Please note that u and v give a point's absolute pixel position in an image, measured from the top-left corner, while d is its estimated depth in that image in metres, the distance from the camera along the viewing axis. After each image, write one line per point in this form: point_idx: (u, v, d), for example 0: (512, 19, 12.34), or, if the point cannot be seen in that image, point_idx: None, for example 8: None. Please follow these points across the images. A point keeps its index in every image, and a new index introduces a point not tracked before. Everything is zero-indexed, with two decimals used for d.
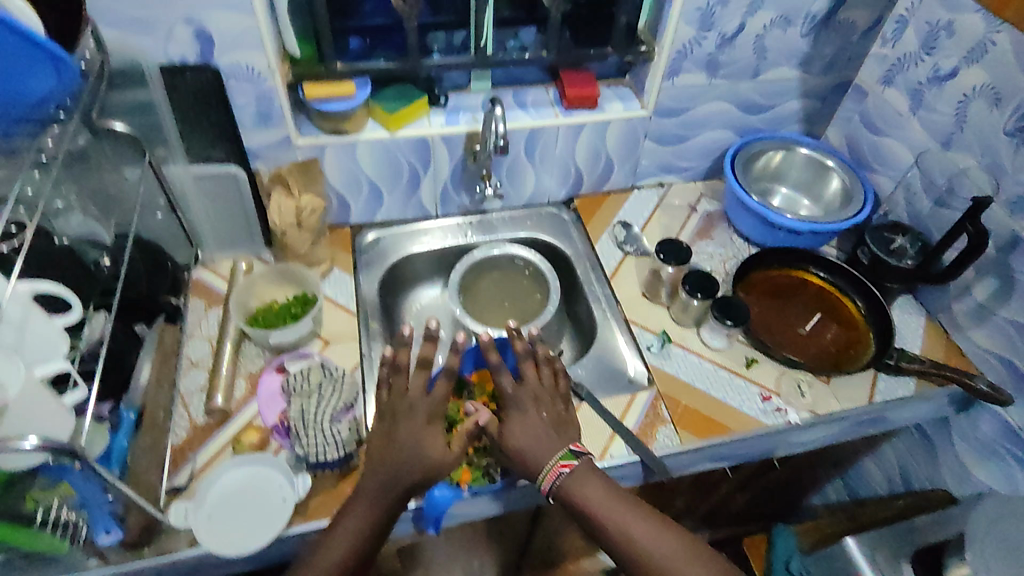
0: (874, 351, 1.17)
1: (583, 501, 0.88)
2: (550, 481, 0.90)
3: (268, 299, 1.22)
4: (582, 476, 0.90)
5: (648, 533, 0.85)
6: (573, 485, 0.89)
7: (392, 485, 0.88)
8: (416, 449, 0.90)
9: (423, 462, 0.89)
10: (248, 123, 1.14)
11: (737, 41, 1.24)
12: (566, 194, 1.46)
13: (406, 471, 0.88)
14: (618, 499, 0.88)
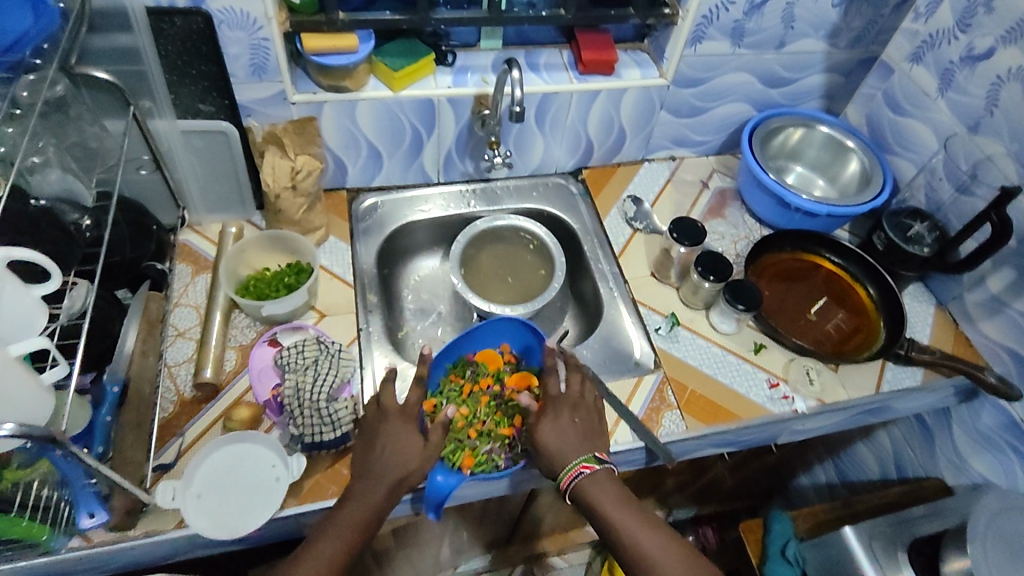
0: (885, 338, 1.13)
1: (597, 507, 0.89)
2: (568, 480, 0.90)
3: (260, 267, 1.16)
4: (597, 483, 0.90)
5: (656, 544, 0.87)
6: (589, 490, 0.90)
7: (376, 476, 0.87)
8: (390, 445, 0.90)
9: (401, 457, 0.89)
10: (242, 76, 1.04)
11: (766, 8, 1.16)
12: (574, 164, 1.39)
13: (389, 463, 0.88)
14: (631, 509, 0.89)
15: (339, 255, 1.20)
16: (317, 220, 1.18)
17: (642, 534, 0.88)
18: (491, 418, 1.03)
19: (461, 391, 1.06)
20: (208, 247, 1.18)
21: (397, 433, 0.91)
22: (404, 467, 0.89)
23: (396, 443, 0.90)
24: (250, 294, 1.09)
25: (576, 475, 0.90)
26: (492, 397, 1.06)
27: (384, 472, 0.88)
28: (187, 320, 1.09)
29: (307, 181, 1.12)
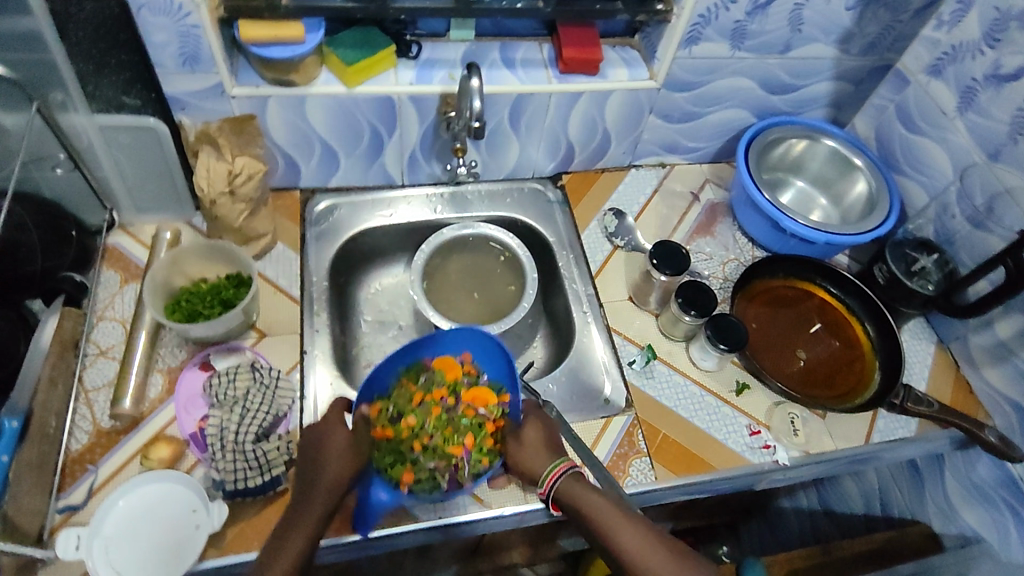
0: (878, 386, 1.04)
1: (586, 514, 0.79)
2: (547, 486, 0.82)
3: (197, 278, 1.05)
4: (584, 487, 0.81)
5: (656, 555, 0.75)
6: (575, 494, 0.81)
7: (313, 486, 0.80)
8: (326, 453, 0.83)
9: (342, 464, 0.82)
10: (172, 66, 0.92)
11: (772, 8, 1.03)
12: (554, 169, 1.27)
13: (327, 470, 0.81)
14: (625, 513, 0.79)
15: (286, 263, 1.09)
16: (262, 227, 1.07)
17: (638, 543, 0.76)
18: (440, 434, 0.91)
19: (412, 399, 0.94)
20: (140, 252, 1.07)
21: (336, 436, 0.84)
22: (343, 473, 0.81)
23: (331, 448, 0.83)
24: (178, 313, 0.99)
25: (556, 478, 0.82)
26: (444, 411, 0.93)
27: (323, 479, 0.80)
28: (111, 336, 0.98)
29: (247, 185, 1.00)
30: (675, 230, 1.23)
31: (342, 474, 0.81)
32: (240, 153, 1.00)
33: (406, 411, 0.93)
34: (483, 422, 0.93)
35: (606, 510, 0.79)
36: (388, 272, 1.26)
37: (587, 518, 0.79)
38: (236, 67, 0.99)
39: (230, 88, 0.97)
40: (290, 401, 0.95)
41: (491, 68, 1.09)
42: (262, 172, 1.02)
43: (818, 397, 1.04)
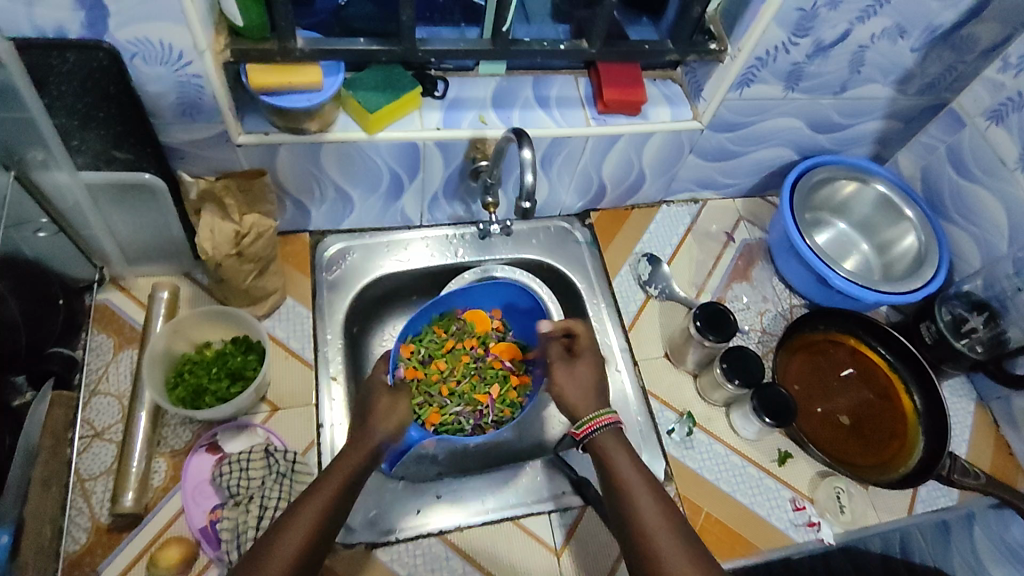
0: (919, 457, 0.99)
1: (612, 470, 0.79)
2: (584, 431, 0.83)
3: (200, 342, 0.96)
4: (620, 449, 0.81)
5: (667, 527, 0.73)
6: (608, 449, 0.81)
7: (366, 432, 0.84)
8: (377, 406, 0.88)
9: (398, 412, 0.88)
10: (168, 116, 0.80)
11: (834, 51, 0.94)
12: (582, 206, 1.19)
13: (379, 418, 0.86)
14: (651, 482, 0.78)
15: (298, 322, 1.01)
16: (271, 283, 0.97)
17: (653, 509, 0.75)
18: (468, 378, 1.07)
19: (443, 347, 1.08)
20: (134, 311, 0.97)
21: (385, 394, 0.90)
22: (398, 421, 0.88)
23: (381, 404, 0.89)
24: (182, 391, 0.89)
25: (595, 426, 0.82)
26: (470, 357, 1.09)
27: (376, 428, 0.85)
28: (108, 413, 0.89)
29: (255, 244, 0.89)
30: (710, 276, 1.16)
31: (396, 420, 0.87)
32: (248, 210, 0.89)
33: (438, 356, 1.07)
34: (508, 374, 1.08)
35: (632, 474, 0.78)
36: (405, 314, 1.16)
37: (613, 474, 0.79)
38: (243, 111, 0.87)
39: (236, 135, 0.86)
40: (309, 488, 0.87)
41: (524, 107, 0.98)
42: (272, 228, 0.90)
43: (856, 468, 1.00)
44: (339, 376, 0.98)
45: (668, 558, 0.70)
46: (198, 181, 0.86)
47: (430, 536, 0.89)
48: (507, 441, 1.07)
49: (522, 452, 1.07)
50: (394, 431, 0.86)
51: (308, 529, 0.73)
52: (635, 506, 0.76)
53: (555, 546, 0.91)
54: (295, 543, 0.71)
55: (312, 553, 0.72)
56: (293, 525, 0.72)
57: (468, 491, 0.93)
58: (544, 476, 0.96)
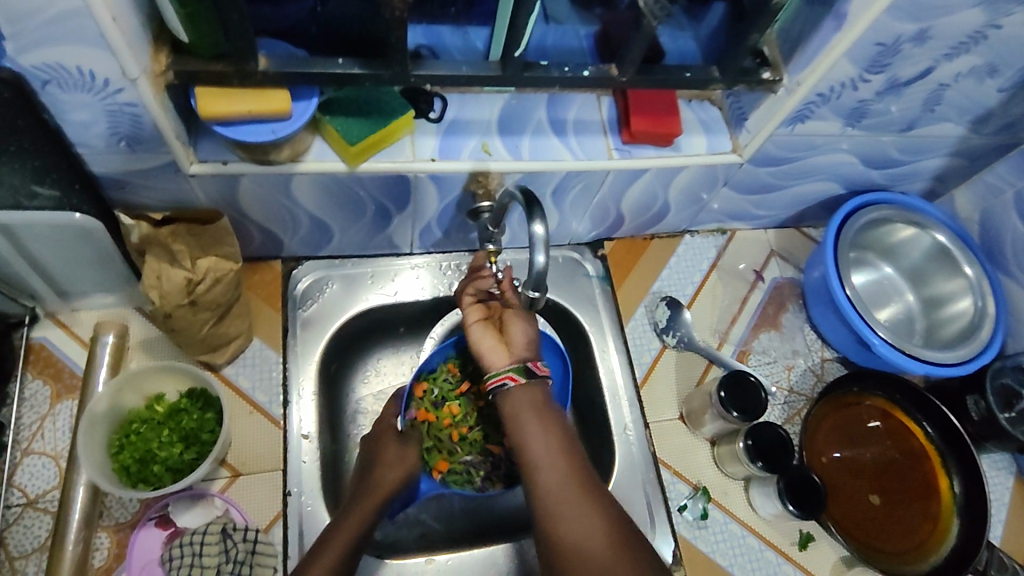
0: (947, 551, 0.88)
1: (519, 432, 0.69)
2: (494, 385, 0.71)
3: (151, 393, 0.83)
4: (530, 410, 0.69)
5: (579, 496, 0.65)
6: (513, 401, 0.70)
7: (369, 487, 0.80)
8: (382, 459, 0.83)
9: (404, 463, 0.83)
10: (99, 146, 0.66)
11: (909, 89, 0.80)
12: (596, 235, 1.04)
13: (382, 471, 0.82)
14: (555, 435, 0.68)
15: (264, 368, 0.89)
16: (233, 329, 0.84)
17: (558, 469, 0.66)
18: (483, 426, 0.92)
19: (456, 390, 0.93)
20: (76, 353, 0.85)
21: (392, 443, 0.85)
22: (401, 475, 0.82)
23: (387, 456, 0.84)
24: (125, 458, 0.77)
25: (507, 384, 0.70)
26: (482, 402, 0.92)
27: (381, 480, 0.81)
28: (42, 478, 0.79)
29: (211, 291, 0.76)
30: (734, 323, 1.04)
31: (399, 474, 0.82)
32: (202, 255, 0.75)
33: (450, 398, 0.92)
34: None
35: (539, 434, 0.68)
36: (392, 349, 1.00)
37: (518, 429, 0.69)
38: (195, 134, 0.72)
39: (187, 164, 0.70)
40: (272, 575, 0.78)
41: (537, 133, 0.82)
42: (233, 272, 0.77)
43: (880, 556, 0.91)
44: (312, 433, 0.86)
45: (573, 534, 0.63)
46: (141, 224, 0.72)
47: None
48: (504, 507, 0.94)
49: (523, 519, 0.94)
50: (397, 487, 0.81)
51: (335, 558, 0.72)
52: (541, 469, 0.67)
53: None
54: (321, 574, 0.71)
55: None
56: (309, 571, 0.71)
57: None
58: (538, 557, 0.86)
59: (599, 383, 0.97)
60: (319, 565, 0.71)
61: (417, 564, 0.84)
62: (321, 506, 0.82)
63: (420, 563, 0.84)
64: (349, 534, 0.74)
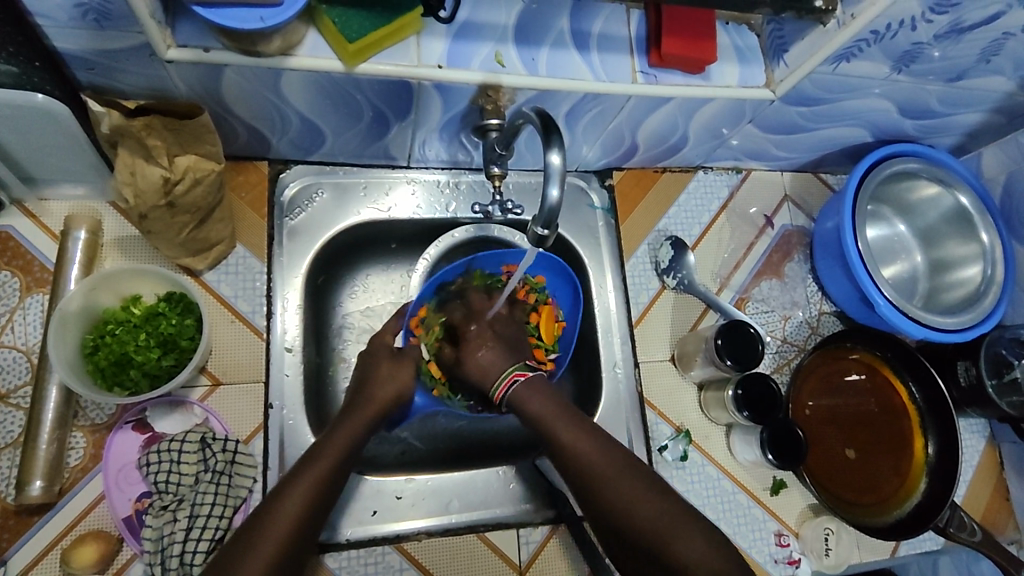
0: (912, 507, 0.91)
1: (545, 424, 0.74)
2: (501, 392, 0.80)
3: (127, 296, 0.78)
4: (541, 400, 0.76)
5: (623, 480, 0.69)
6: (525, 400, 0.77)
7: (363, 401, 0.78)
8: (377, 375, 0.81)
9: (399, 381, 0.82)
10: (60, 18, 0.58)
11: (969, 36, 0.73)
12: (605, 163, 0.98)
13: (376, 387, 0.80)
14: (585, 423, 0.74)
15: (248, 277, 0.84)
16: (215, 233, 0.79)
17: (599, 454, 0.71)
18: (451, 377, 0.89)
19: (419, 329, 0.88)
20: (46, 246, 0.80)
21: (386, 359, 0.83)
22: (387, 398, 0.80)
23: (382, 372, 0.82)
24: (100, 359, 0.74)
25: (511, 385, 0.79)
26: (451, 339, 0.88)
27: (375, 396, 0.79)
28: (14, 373, 0.76)
29: (191, 191, 0.70)
30: (737, 269, 1.00)
31: (384, 401, 0.79)
32: (180, 152, 0.68)
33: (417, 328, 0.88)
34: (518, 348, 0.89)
35: (569, 425, 0.74)
36: (383, 265, 0.95)
37: (546, 427, 0.74)
38: (173, 15, 0.63)
39: (164, 48, 0.62)
40: (251, 486, 0.77)
41: (556, 45, 0.74)
42: (215, 173, 0.71)
43: (846, 506, 0.92)
44: (295, 346, 0.84)
45: (629, 503, 0.67)
46: (112, 112, 0.64)
47: (386, 541, 0.81)
48: (487, 429, 0.94)
49: (507, 446, 0.94)
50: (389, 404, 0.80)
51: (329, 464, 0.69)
52: (579, 459, 0.71)
53: (520, 565, 0.83)
54: (313, 479, 0.67)
55: (314, 513, 0.66)
56: (302, 478, 0.67)
57: (436, 498, 0.84)
58: (518, 483, 0.87)
59: (593, 320, 0.95)
60: (310, 472, 0.68)
61: (398, 483, 0.84)
62: (303, 421, 0.82)
63: (400, 482, 0.84)
64: (337, 448, 0.71)
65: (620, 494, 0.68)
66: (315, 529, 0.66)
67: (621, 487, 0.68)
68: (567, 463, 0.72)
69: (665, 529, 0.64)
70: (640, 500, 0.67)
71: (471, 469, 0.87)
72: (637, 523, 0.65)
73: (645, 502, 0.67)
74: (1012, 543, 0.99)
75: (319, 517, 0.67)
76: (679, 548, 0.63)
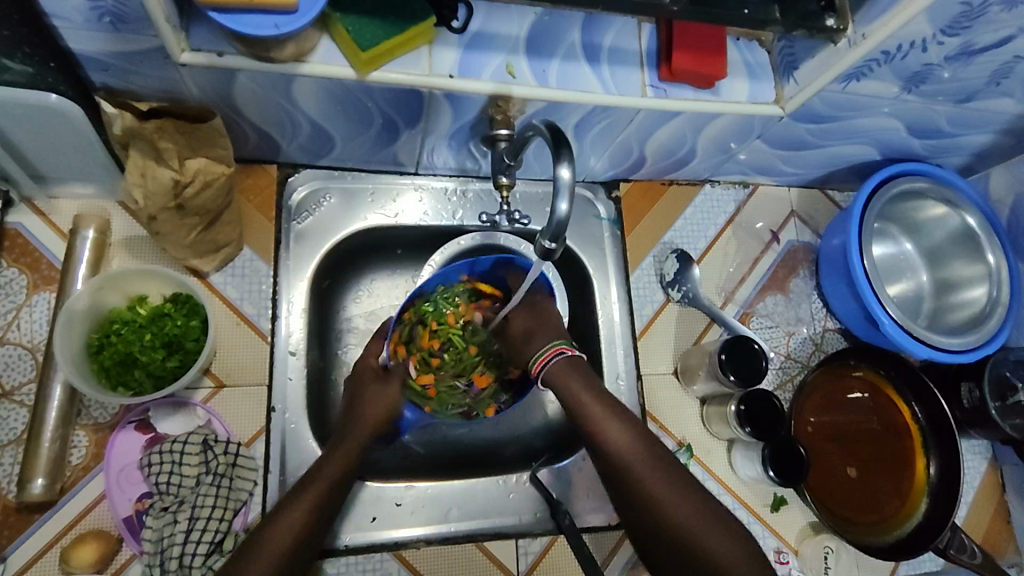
0: (912, 528, 0.90)
1: (583, 409, 0.75)
2: (540, 364, 0.79)
3: (135, 296, 0.79)
4: (583, 386, 0.77)
5: (658, 477, 0.71)
6: (565, 383, 0.77)
7: (354, 420, 0.78)
8: (366, 396, 0.81)
9: (386, 400, 0.82)
10: (76, 20, 0.58)
11: (979, 58, 0.73)
12: (613, 174, 0.99)
13: (365, 406, 0.80)
14: (618, 412, 0.75)
15: (254, 280, 0.85)
16: (223, 236, 0.79)
17: (632, 443, 0.73)
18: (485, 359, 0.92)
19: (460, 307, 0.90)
20: (54, 244, 0.80)
21: (372, 382, 0.83)
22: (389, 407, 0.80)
23: (369, 392, 0.82)
24: (106, 358, 0.74)
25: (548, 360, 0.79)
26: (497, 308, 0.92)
27: (364, 414, 0.79)
28: (19, 370, 0.76)
29: (201, 194, 0.70)
30: (741, 284, 1.00)
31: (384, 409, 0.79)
32: (192, 155, 0.69)
33: (443, 322, 0.90)
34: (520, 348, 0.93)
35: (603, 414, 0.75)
36: (388, 271, 0.96)
37: (589, 420, 0.75)
38: (187, 19, 0.64)
39: (178, 52, 0.63)
40: (250, 490, 0.77)
41: (568, 57, 0.74)
42: (225, 177, 0.71)
43: (846, 525, 0.92)
44: (299, 350, 0.84)
45: (658, 495, 0.70)
46: (125, 114, 0.65)
47: (385, 548, 0.81)
48: (488, 437, 0.93)
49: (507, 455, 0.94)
50: (379, 421, 0.80)
51: (325, 487, 0.70)
52: (616, 451, 0.73)
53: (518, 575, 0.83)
54: (309, 503, 0.68)
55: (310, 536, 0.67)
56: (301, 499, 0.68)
57: (436, 505, 0.84)
58: (518, 493, 0.87)
59: (596, 331, 0.95)
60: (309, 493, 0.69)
61: (397, 489, 0.84)
62: (305, 424, 0.82)
63: (400, 488, 0.84)
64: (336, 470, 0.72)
65: (658, 492, 0.70)
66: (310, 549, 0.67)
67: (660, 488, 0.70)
68: (605, 452, 0.74)
69: (701, 531, 0.68)
70: (675, 500, 0.69)
71: (472, 478, 0.87)
72: (675, 522, 0.68)
73: (686, 503, 0.69)
74: (1012, 566, 0.99)
75: (312, 540, 0.68)
76: (715, 553, 0.66)
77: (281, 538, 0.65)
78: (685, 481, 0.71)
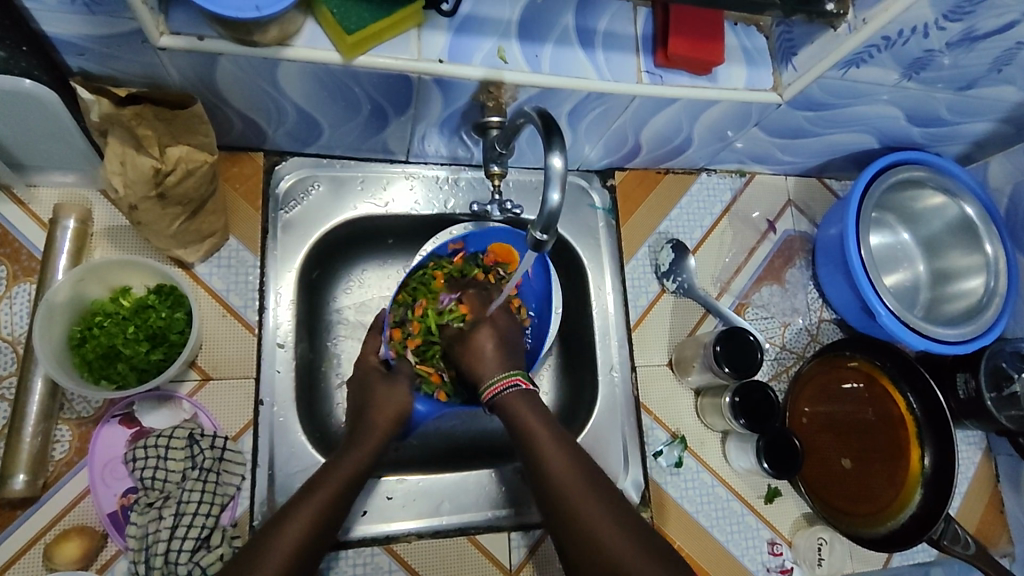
0: (906, 519, 0.90)
1: (529, 432, 0.72)
2: (493, 392, 0.75)
3: (117, 287, 0.77)
4: (525, 407, 0.74)
5: (595, 503, 0.67)
6: (516, 409, 0.74)
7: (366, 426, 0.77)
8: (379, 399, 0.79)
9: (398, 399, 0.80)
10: (49, 2, 0.56)
11: (982, 44, 0.72)
12: (608, 163, 0.97)
13: (374, 411, 0.78)
14: (561, 437, 0.72)
15: (240, 271, 0.83)
16: (207, 225, 0.77)
17: (570, 469, 0.69)
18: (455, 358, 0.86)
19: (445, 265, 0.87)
20: (34, 233, 0.78)
21: (379, 383, 0.81)
22: (383, 406, 0.79)
23: (379, 393, 0.80)
24: (87, 351, 0.72)
25: (502, 390, 0.75)
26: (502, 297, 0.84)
27: (375, 421, 0.78)
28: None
29: (183, 183, 0.68)
30: (737, 274, 0.99)
31: (387, 409, 0.79)
32: (173, 143, 0.67)
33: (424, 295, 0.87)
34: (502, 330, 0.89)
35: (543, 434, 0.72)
36: (379, 261, 0.94)
37: (526, 436, 0.72)
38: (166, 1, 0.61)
39: (157, 35, 0.61)
40: (238, 485, 0.76)
41: (561, 42, 0.72)
42: (207, 165, 0.69)
43: (838, 515, 0.91)
44: (287, 341, 0.82)
45: (588, 517, 0.66)
46: (103, 100, 0.62)
47: (376, 543, 0.80)
48: (480, 430, 0.92)
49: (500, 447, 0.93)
50: (393, 422, 0.78)
51: (336, 488, 0.70)
52: (557, 474, 0.69)
53: (510, 568, 0.82)
54: (320, 503, 0.68)
55: (313, 541, 0.66)
56: (306, 501, 0.68)
57: (427, 499, 0.83)
58: (510, 486, 0.86)
59: (591, 322, 0.94)
60: (318, 496, 0.68)
61: (388, 483, 0.83)
62: (294, 418, 0.81)
63: (391, 482, 0.83)
64: (341, 476, 0.71)
65: (592, 515, 0.66)
66: (311, 559, 0.66)
67: (586, 503, 0.66)
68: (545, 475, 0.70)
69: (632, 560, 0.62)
70: (612, 527, 0.65)
71: (463, 471, 0.86)
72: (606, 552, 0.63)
73: (619, 535, 0.64)
74: (1005, 556, 0.99)
75: (321, 539, 0.67)
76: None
77: (281, 547, 0.64)
78: (622, 508, 0.67)
